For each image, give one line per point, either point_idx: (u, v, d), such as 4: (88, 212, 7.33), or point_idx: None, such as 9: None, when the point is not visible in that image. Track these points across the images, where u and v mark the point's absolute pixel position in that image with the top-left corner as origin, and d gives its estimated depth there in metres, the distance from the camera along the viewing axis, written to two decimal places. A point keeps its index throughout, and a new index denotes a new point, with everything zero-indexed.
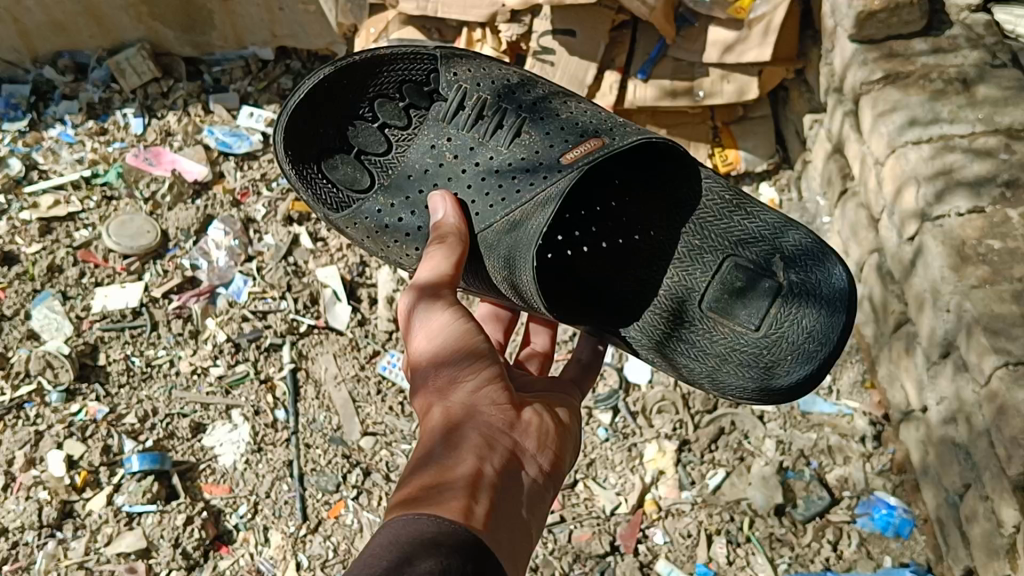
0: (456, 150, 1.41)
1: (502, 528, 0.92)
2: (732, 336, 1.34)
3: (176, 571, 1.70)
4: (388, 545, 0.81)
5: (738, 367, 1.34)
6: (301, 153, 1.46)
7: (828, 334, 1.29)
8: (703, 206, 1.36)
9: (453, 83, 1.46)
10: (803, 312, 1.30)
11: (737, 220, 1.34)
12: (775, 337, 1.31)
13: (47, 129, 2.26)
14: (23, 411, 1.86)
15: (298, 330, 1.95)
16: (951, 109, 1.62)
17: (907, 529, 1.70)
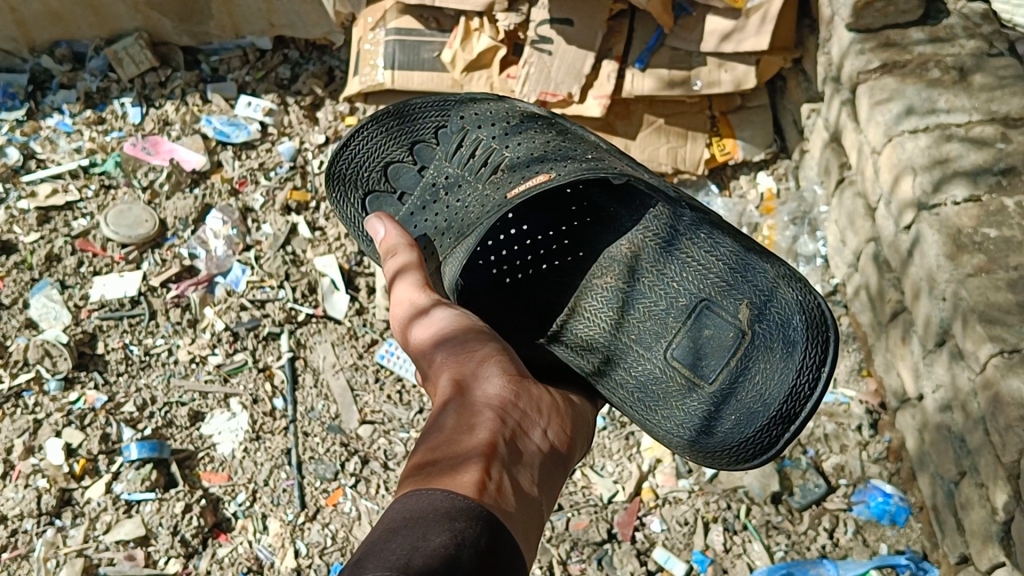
0: (448, 187, 1.43)
1: (516, 495, 0.92)
2: (685, 384, 1.28)
3: (175, 559, 1.71)
4: (402, 519, 0.81)
5: (684, 418, 1.27)
6: (343, 195, 1.53)
7: (778, 394, 1.22)
8: (677, 249, 1.32)
9: (462, 127, 1.47)
10: (760, 369, 1.24)
11: (707, 260, 1.30)
12: (728, 392, 1.25)
13: (45, 118, 2.26)
14: (21, 400, 1.87)
15: (297, 319, 1.96)
16: (948, 98, 1.63)
17: (903, 516, 1.71)
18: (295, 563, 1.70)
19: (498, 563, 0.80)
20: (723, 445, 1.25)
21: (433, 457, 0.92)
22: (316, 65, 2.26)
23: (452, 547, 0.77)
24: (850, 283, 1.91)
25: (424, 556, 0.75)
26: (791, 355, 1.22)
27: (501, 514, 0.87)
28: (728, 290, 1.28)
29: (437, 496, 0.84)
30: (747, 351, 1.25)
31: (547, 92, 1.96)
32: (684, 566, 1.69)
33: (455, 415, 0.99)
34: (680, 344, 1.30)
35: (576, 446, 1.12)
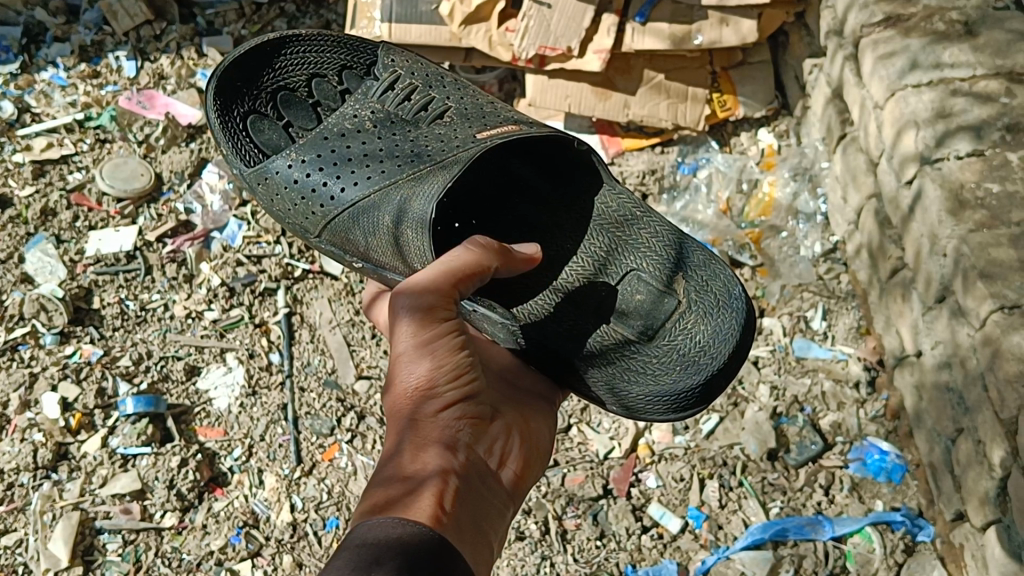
0: (376, 119, 1.39)
1: (465, 528, 0.95)
2: (630, 350, 1.31)
3: (171, 513, 1.72)
4: (358, 546, 0.82)
5: (662, 370, 1.28)
6: (228, 103, 1.45)
7: (696, 333, 1.29)
8: (602, 214, 1.36)
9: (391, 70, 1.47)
10: (693, 326, 1.30)
11: (631, 231, 1.35)
12: (667, 347, 1.30)
13: (39, 71, 2.21)
14: (17, 353, 1.86)
15: (293, 275, 1.96)
16: (953, 51, 1.60)
17: (900, 474, 1.71)
18: (291, 517, 1.72)
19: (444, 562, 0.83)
20: (660, 393, 1.26)
21: (394, 475, 0.95)
22: (313, 19, 2.23)
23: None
24: (850, 240, 1.89)
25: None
26: (718, 307, 1.29)
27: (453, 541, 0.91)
28: (647, 258, 1.33)
29: (390, 523, 0.85)
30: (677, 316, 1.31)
31: (547, 45, 1.93)
32: (679, 522, 1.69)
33: (411, 455, 0.98)
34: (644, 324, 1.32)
35: (534, 474, 1.16)
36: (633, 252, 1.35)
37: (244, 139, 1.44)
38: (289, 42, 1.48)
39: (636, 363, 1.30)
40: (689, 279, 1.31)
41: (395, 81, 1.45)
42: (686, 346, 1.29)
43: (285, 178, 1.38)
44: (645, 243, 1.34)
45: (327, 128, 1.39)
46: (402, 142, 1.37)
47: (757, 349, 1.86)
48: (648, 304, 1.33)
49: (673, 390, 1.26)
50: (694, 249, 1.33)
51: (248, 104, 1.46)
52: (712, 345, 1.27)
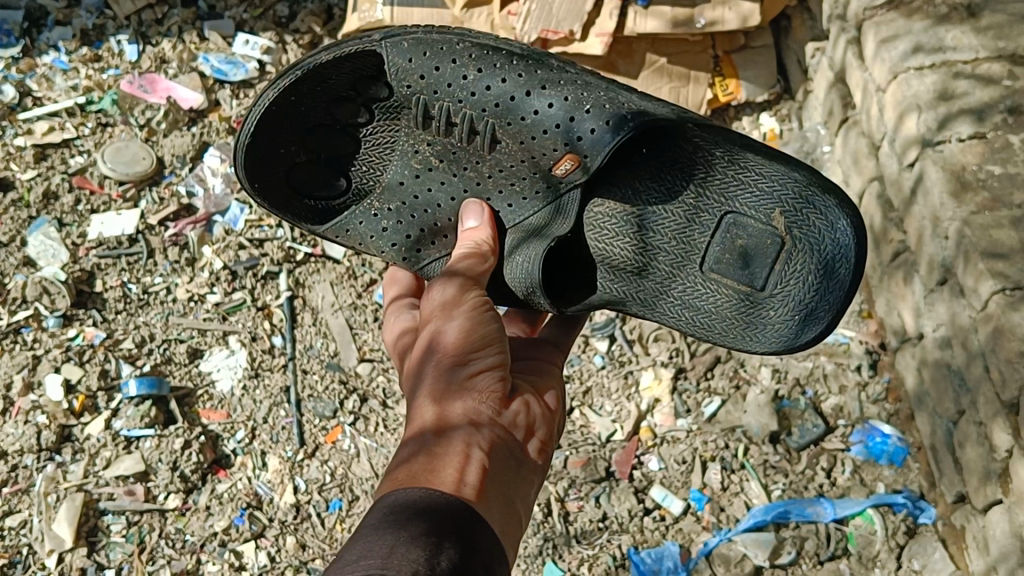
0: (438, 155, 1.29)
1: (496, 496, 0.94)
2: (741, 301, 1.20)
3: (175, 494, 1.73)
4: (385, 511, 0.83)
5: (775, 317, 1.20)
6: (266, 183, 1.34)
7: (823, 270, 1.16)
8: (693, 156, 1.19)
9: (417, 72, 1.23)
10: (808, 264, 1.17)
11: (722, 169, 1.19)
12: (782, 293, 1.18)
13: (40, 55, 2.20)
14: (20, 336, 1.86)
15: (295, 258, 1.95)
16: (956, 34, 1.60)
17: (901, 456, 1.71)
18: (294, 499, 1.73)
19: (472, 540, 0.82)
20: (778, 338, 1.21)
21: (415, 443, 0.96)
22: (315, 2, 2.20)
23: (429, 550, 0.75)
24: None
25: (399, 559, 0.74)
26: (834, 265, 1.16)
27: (482, 509, 0.90)
28: (753, 194, 1.18)
29: (414, 494, 0.85)
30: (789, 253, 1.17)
31: (549, 29, 1.92)
32: (682, 504, 1.70)
33: (434, 416, 0.99)
34: (754, 272, 1.19)
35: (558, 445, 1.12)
36: (736, 193, 1.18)
37: (301, 202, 1.36)
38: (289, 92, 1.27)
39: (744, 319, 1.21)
40: (792, 211, 1.17)
41: (427, 100, 1.25)
42: (807, 286, 1.17)
43: (369, 230, 1.35)
44: (755, 190, 1.18)
45: (392, 175, 1.32)
46: (478, 174, 1.28)
47: None
48: (755, 247, 1.18)
49: (788, 344, 1.20)
50: (809, 192, 1.16)
51: (285, 170, 1.34)
52: (827, 296, 1.17)
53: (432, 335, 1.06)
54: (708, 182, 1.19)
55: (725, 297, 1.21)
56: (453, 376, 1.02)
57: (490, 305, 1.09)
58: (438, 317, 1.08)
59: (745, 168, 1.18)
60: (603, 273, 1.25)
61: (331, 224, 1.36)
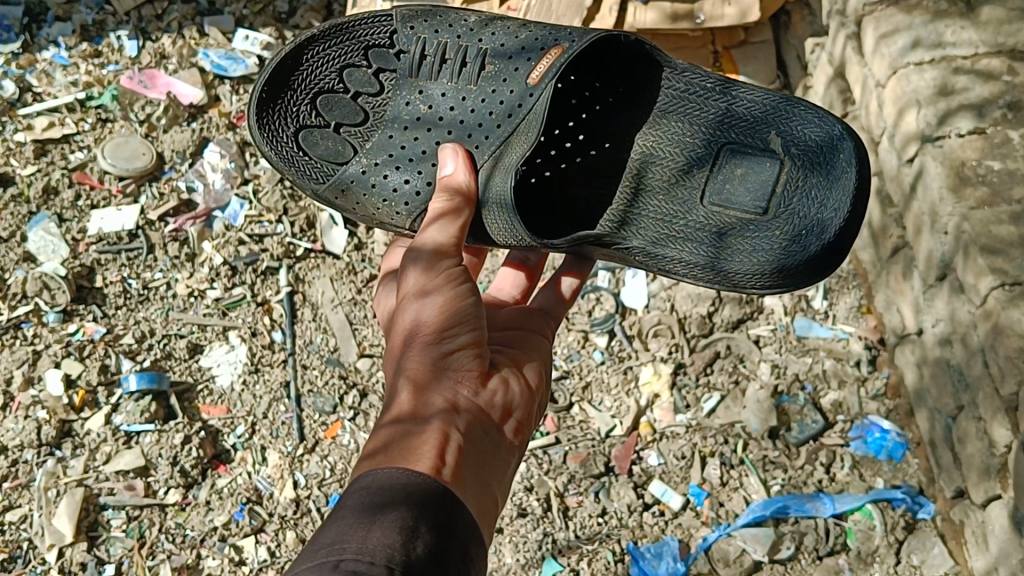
0: (436, 108, 1.39)
1: (472, 479, 0.94)
2: (745, 226, 1.28)
3: (175, 489, 1.73)
4: (364, 491, 0.83)
5: (779, 235, 1.26)
6: (274, 133, 1.42)
7: (820, 175, 1.25)
8: (688, 101, 1.33)
9: (417, 38, 1.42)
10: (804, 180, 1.26)
11: (717, 108, 1.31)
12: (785, 212, 1.26)
13: (40, 51, 2.20)
14: (21, 331, 1.86)
15: (295, 254, 1.96)
16: (955, 30, 1.60)
17: (900, 452, 1.71)
18: (294, 494, 1.73)
19: (450, 524, 0.82)
20: (783, 254, 1.24)
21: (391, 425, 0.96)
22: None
23: (406, 535, 0.76)
24: None
25: (375, 544, 0.74)
26: (827, 180, 1.24)
27: (459, 491, 0.90)
28: (750, 126, 1.30)
29: (392, 474, 0.85)
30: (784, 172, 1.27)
31: None
32: (681, 499, 1.70)
33: (412, 400, 1.00)
34: (752, 195, 1.28)
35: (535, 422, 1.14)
36: (731, 125, 1.31)
37: (304, 161, 1.42)
38: (303, 52, 1.43)
39: (750, 243, 1.27)
40: (784, 134, 1.28)
41: (428, 53, 1.41)
42: (805, 196, 1.25)
43: (365, 185, 1.40)
44: (747, 118, 1.30)
45: (392, 128, 1.40)
46: (470, 125, 1.38)
47: (758, 328, 1.85)
48: (750, 174, 1.28)
49: (796, 264, 1.24)
50: (798, 109, 1.28)
51: (293, 124, 1.42)
52: (824, 204, 1.24)
53: (409, 314, 1.07)
54: (704, 126, 1.32)
55: (725, 223, 1.29)
56: (430, 359, 1.03)
57: (466, 280, 1.10)
58: (416, 296, 1.08)
59: (735, 106, 1.31)
60: (609, 213, 1.33)
61: (329, 183, 1.41)
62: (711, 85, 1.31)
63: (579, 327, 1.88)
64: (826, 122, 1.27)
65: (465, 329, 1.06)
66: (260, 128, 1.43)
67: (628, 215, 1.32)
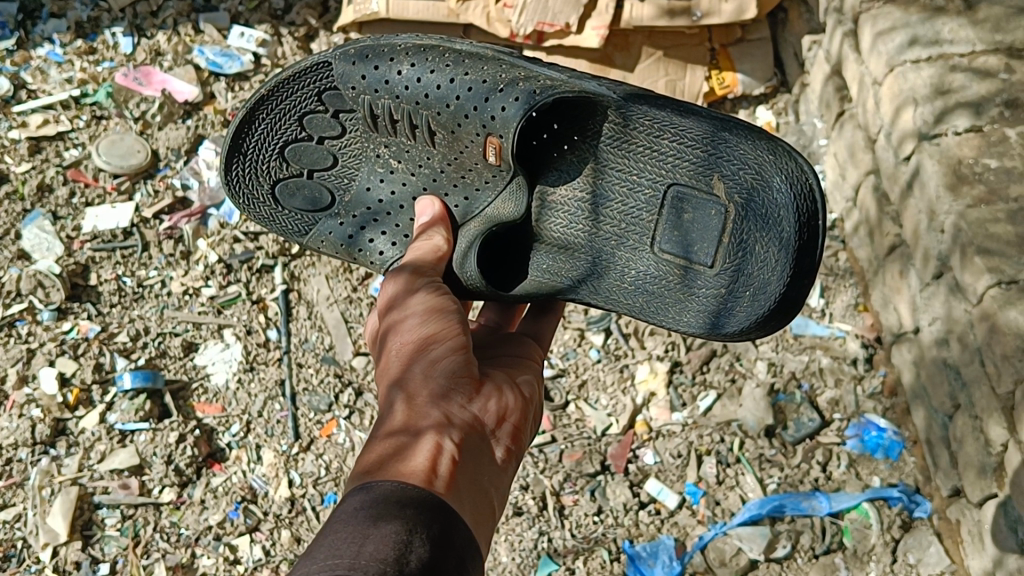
0: (399, 157, 1.32)
1: (466, 488, 0.93)
2: (692, 280, 1.19)
3: (169, 488, 1.73)
4: (358, 503, 0.82)
5: (723, 294, 1.17)
6: (251, 192, 1.41)
7: (766, 235, 1.12)
8: (625, 135, 1.17)
9: (359, 85, 1.28)
10: (751, 237, 1.14)
11: (659, 143, 1.16)
12: (732, 269, 1.16)
13: (35, 48, 2.19)
14: (15, 329, 1.86)
15: (290, 252, 1.94)
16: (953, 27, 1.59)
17: (897, 450, 1.72)
18: (289, 493, 1.73)
19: (445, 537, 0.81)
20: (728, 314, 1.17)
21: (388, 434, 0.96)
22: None
23: (400, 549, 0.75)
24: (849, 218, 1.89)
25: (368, 558, 0.73)
26: (774, 237, 1.12)
27: (452, 501, 0.89)
28: (695, 168, 1.15)
29: (388, 485, 0.85)
30: (731, 225, 1.14)
31: (545, 22, 1.92)
32: (677, 498, 1.70)
33: (405, 413, 0.99)
34: (699, 246, 1.17)
35: (532, 431, 1.13)
36: (673, 165, 1.16)
37: (284, 215, 1.41)
38: (259, 109, 1.36)
39: (695, 301, 1.19)
40: (730, 181, 1.13)
41: (371, 103, 1.28)
42: (751, 254, 1.14)
43: (342, 237, 1.38)
44: (691, 157, 1.15)
45: (361, 181, 1.35)
46: (433, 170, 1.31)
47: None
48: (697, 223, 1.16)
49: (741, 329, 1.17)
50: (742, 152, 1.12)
51: (267, 180, 1.40)
52: (763, 268, 1.13)
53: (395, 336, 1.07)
54: (646, 161, 1.18)
55: (674, 275, 1.19)
56: (419, 373, 1.02)
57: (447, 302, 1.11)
58: (403, 324, 1.08)
59: (674, 145, 1.15)
60: (567, 253, 1.26)
61: (311, 237, 1.41)
62: (646, 123, 1.16)
63: (575, 325, 1.88)
64: (770, 161, 1.11)
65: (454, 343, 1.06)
66: (231, 182, 1.41)
67: (586, 259, 1.24)
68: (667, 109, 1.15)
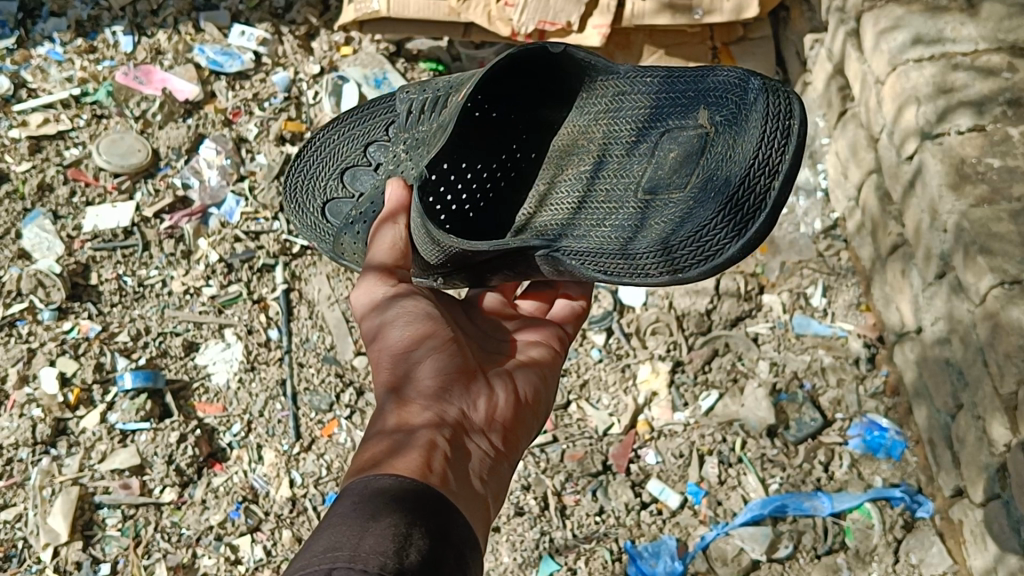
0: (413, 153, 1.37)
1: (462, 484, 0.94)
2: (665, 207, 1.15)
3: (171, 488, 1.73)
4: (354, 499, 0.82)
5: (692, 209, 1.12)
6: (304, 203, 1.50)
7: (734, 137, 1.12)
8: (623, 98, 1.27)
9: (410, 99, 1.42)
10: (721, 147, 1.13)
11: (649, 95, 1.25)
12: (701, 185, 1.13)
13: (35, 47, 2.19)
14: (15, 329, 1.85)
15: (291, 251, 1.95)
16: (955, 26, 1.59)
17: (899, 450, 1.71)
18: (290, 493, 1.72)
19: (442, 529, 0.81)
20: (692, 223, 1.10)
21: (383, 432, 0.96)
22: None
23: (398, 543, 0.75)
24: (851, 217, 1.88)
25: (368, 551, 0.73)
26: (739, 143, 1.11)
27: (448, 494, 0.89)
28: (680, 108, 1.21)
29: (386, 481, 0.85)
30: (708, 146, 1.15)
31: (547, 20, 1.92)
32: (679, 498, 1.70)
33: (397, 413, 0.99)
34: (675, 178, 1.17)
35: (531, 430, 1.13)
36: (663, 110, 1.23)
37: (325, 222, 1.47)
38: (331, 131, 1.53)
39: (662, 223, 1.14)
40: (709, 108, 1.18)
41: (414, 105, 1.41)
42: (722, 157, 1.12)
43: (363, 245, 1.39)
44: (676, 101, 1.22)
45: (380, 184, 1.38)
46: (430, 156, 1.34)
47: (756, 325, 1.85)
48: (678, 159, 1.18)
49: (703, 235, 1.08)
50: (714, 78, 1.19)
51: (321, 196, 1.49)
52: (725, 163, 1.11)
53: (378, 340, 1.08)
54: (640, 117, 1.25)
55: (647, 207, 1.17)
56: (407, 376, 1.04)
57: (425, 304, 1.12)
58: (388, 327, 1.08)
59: (661, 93, 1.24)
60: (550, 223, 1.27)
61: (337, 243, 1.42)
62: (642, 76, 1.26)
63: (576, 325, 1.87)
64: (737, 74, 1.16)
65: (437, 344, 1.07)
66: (291, 206, 1.51)
67: (567, 223, 1.24)
68: (654, 68, 1.25)
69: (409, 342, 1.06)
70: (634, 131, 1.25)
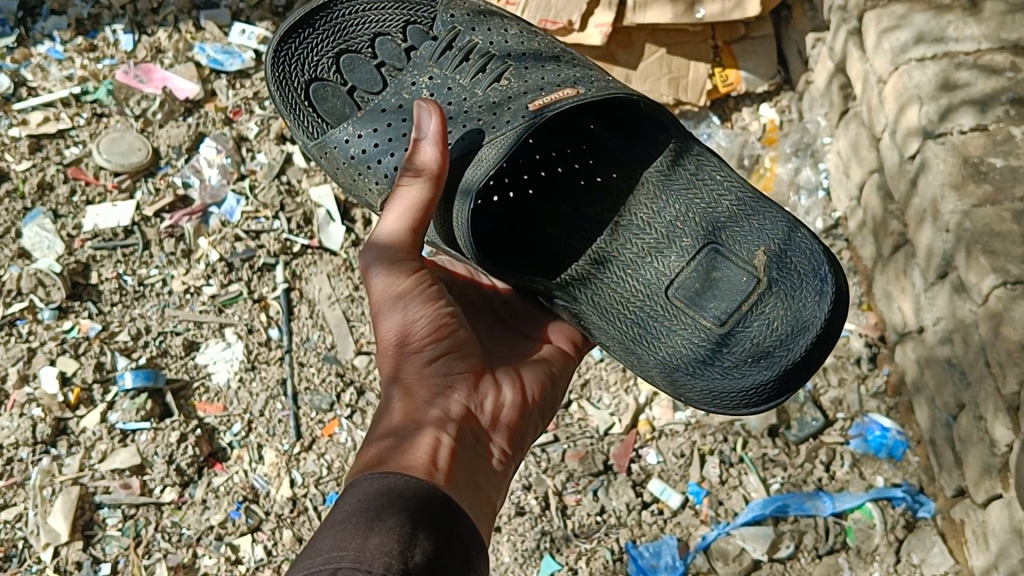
0: (433, 87, 1.39)
1: (463, 482, 0.99)
2: (693, 330, 1.23)
3: (171, 487, 1.72)
4: (360, 497, 0.83)
5: (734, 363, 1.21)
6: (285, 75, 1.48)
7: (797, 318, 1.20)
8: (688, 188, 1.28)
9: (452, 28, 1.45)
10: (777, 312, 1.21)
11: (719, 202, 1.26)
12: (740, 334, 1.21)
13: (35, 45, 2.18)
14: (15, 329, 1.85)
15: (292, 250, 1.94)
16: (957, 25, 1.58)
17: (901, 450, 1.71)
18: (291, 492, 1.72)
19: (447, 527, 0.82)
20: (736, 389, 1.22)
21: (387, 427, 1.02)
22: None
23: (404, 544, 0.76)
24: (853, 216, 1.88)
25: (373, 552, 0.74)
26: (793, 334, 1.20)
27: (453, 493, 0.95)
28: (741, 232, 1.24)
29: (393, 478, 0.86)
30: (755, 294, 1.21)
31: (548, 19, 1.91)
32: (680, 497, 1.69)
33: (403, 410, 1.06)
34: (712, 299, 1.23)
35: (530, 430, 1.20)
36: (724, 223, 1.25)
37: (306, 108, 1.47)
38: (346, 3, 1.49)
39: (696, 364, 1.23)
40: (770, 253, 1.22)
41: (452, 40, 1.43)
42: (781, 329, 1.20)
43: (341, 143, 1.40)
44: (738, 221, 1.25)
45: (384, 99, 1.41)
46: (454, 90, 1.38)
47: None
48: (726, 281, 1.23)
49: (742, 394, 1.22)
50: (791, 231, 1.23)
51: (309, 73, 1.48)
52: (784, 345, 1.20)
53: (381, 324, 1.12)
54: (695, 216, 1.27)
55: (681, 322, 1.24)
56: (413, 369, 1.10)
57: (433, 287, 1.14)
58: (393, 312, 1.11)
59: (731, 211, 1.26)
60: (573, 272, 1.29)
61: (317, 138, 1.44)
62: (734, 191, 1.26)
63: None
64: (820, 256, 1.21)
65: (441, 336, 1.13)
66: (273, 71, 1.48)
67: (593, 288, 1.28)
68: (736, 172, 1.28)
69: (412, 333, 1.10)
70: (679, 225, 1.27)
